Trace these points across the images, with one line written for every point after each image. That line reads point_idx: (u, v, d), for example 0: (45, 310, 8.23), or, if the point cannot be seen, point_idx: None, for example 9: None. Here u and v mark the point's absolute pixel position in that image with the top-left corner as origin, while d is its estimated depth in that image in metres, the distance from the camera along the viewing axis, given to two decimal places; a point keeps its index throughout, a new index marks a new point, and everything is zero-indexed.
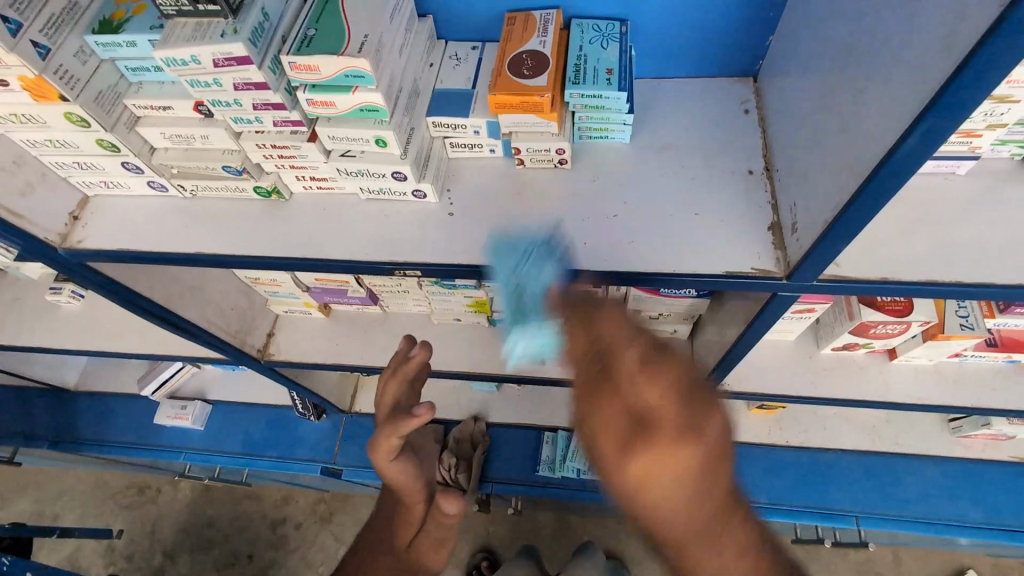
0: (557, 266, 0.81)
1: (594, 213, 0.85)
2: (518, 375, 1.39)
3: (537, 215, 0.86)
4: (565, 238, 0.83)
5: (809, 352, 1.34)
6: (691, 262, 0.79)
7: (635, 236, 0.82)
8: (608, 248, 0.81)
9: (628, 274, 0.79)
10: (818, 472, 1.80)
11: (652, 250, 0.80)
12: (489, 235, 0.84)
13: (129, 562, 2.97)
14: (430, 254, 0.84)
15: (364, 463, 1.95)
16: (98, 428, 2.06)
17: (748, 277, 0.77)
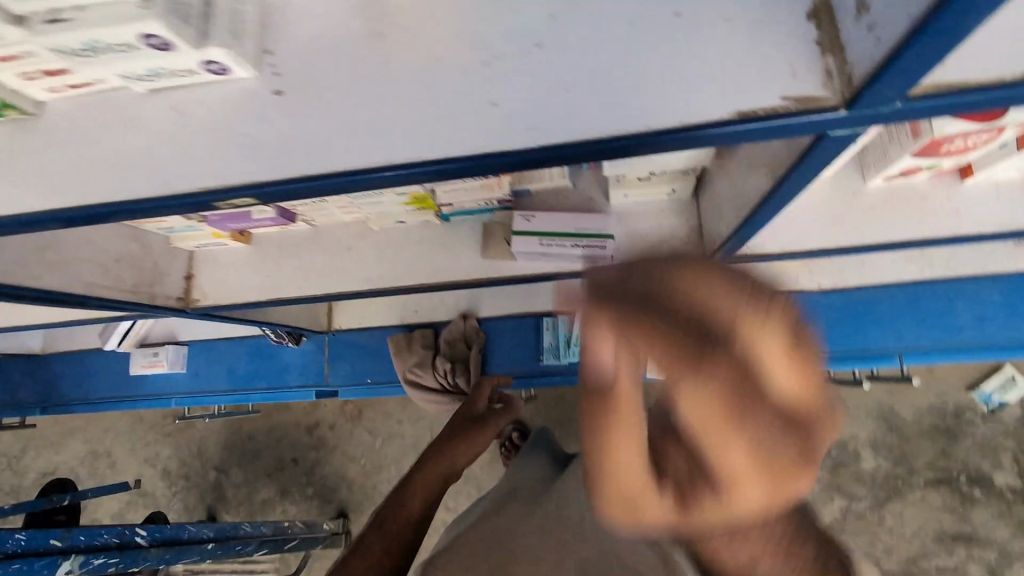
0: (451, 154, 0.48)
1: (504, 46, 0.49)
2: (486, 279, 1.13)
3: (412, 66, 0.50)
4: (459, 100, 0.48)
5: (853, 186, 1.04)
6: (675, 107, 0.45)
7: (581, 75, 0.47)
8: (534, 107, 0.47)
9: (571, 146, 0.46)
10: (857, 310, 1.58)
11: (608, 95, 0.46)
12: (339, 116, 0.50)
13: (188, 481, 3.17)
14: (252, 168, 0.51)
15: (358, 378, 1.82)
16: (81, 387, 1.96)
17: (783, 115, 0.44)
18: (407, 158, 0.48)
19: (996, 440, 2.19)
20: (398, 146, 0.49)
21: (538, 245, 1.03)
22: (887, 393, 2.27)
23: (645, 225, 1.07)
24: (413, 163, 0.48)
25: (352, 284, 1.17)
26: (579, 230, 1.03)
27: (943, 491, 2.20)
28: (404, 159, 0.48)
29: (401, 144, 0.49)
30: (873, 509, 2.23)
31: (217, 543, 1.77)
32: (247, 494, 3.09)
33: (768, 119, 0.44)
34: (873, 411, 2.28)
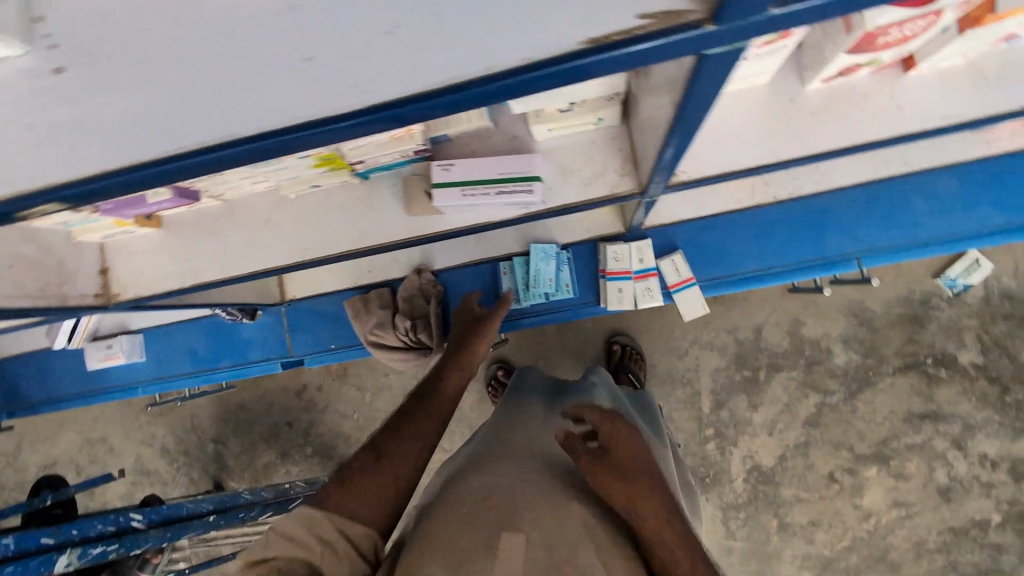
0: (272, 126, 0.41)
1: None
2: (415, 238, 1.06)
3: (203, 18, 0.39)
4: (263, 59, 0.39)
5: (791, 94, 0.96)
6: (517, 41, 0.37)
7: (404, 12, 0.37)
8: (352, 58, 0.38)
9: (405, 103, 0.39)
10: (813, 218, 1.55)
11: (438, 33, 0.37)
12: (122, 95, 0.40)
13: (187, 456, 3.22)
14: (52, 167, 0.44)
15: (321, 346, 1.78)
16: (44, 387, 1.92)
17: (641, 43, 0.36)
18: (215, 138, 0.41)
19: (962, 321, 2.24)
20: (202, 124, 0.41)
21: (461, 196, 0.96)
22: (855, 291, 2.29)
23: (575, 160, 1.01)
24: (230, 142, 0.41)
25: (276, 258, 1.10)
26: (502, 174, 0.95)
27: (912, 376, 2.27)
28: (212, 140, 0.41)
29: (205, 123, 0.41)
30: (846, 401, 2.31)
31: (216, 515, 1.81)
32: (249, 460, 3.15)
33: (623, 47, 0.36)
34: (842, 309, 2.31)
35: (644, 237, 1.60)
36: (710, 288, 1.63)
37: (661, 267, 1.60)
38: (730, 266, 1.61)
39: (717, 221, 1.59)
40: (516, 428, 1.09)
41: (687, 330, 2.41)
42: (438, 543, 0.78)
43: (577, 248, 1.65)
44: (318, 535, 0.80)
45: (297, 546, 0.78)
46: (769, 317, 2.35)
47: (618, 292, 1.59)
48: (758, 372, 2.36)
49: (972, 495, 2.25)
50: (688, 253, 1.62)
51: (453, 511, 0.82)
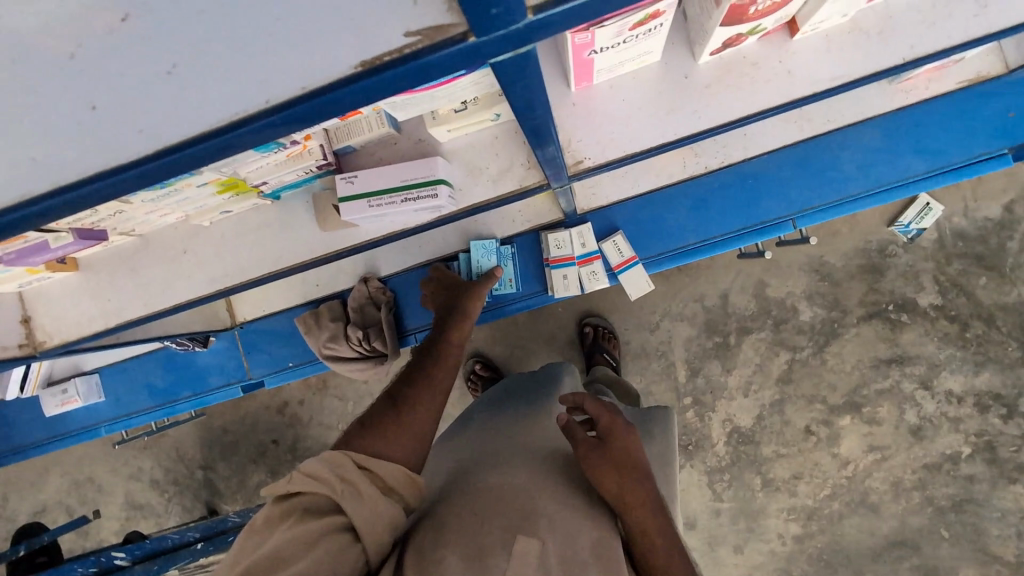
0: (62, 183, 0.41)
1: (85, 27, 0.39)
2: (333, 252, 1.07)
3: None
4: (47, 108, 0.40)
5: (684, 70, 0.96)
6: (293, 68, 0.38)
7: (180, 51, 0.39)
8: (138, 102, 0.40)
9: (196, 142, 0.40)
10: (746, 184, 1.57)
11: (212, 71, 0.39)
12: None
13: (178, 485, 3.20)
14: None
15: (279, 365, 1.77)
16: (6, 438, 1.89)
17: (411, 61, 0.37)
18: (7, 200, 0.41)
19: (918, 265, 2.28)
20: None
21: (367, 207, 0.96)
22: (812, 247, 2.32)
23: (484, 158, 1.01)
24: (23, 202, 0.41)
25: (200, 287, 1.09)
26: (405, 181, 0.95)
27: (875, 324, 2.32)
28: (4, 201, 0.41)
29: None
30: (815, 354, 2.35)
31: (203, 542, 1.83)
32: (241, 482, 3.15)
33: (412, 58, 0.37)
34: (802, 266, 2.34)
35: (585, 221, 1.61)
36: (653, 265, 1.66)
37: (603, 250, 1.61)
38: (672, 240, 1.63)
39: (655, 197, 1.59)
40: (519, 426, 1.11)
41: (655, 302, 2.43)
42: (455, 537, 0.81)
43: (519, 239, 1.65)
44: (340, 474, 0.83)
45: (318, 481, 0.82)
46: (733, 282, 2.38)
47: (564, 279, 1.60)
48: (728, 337, 2.39)
49: (942, 431, 2.31)
50: (630, 232, 1.63)
51: (469, 509, 0.85)
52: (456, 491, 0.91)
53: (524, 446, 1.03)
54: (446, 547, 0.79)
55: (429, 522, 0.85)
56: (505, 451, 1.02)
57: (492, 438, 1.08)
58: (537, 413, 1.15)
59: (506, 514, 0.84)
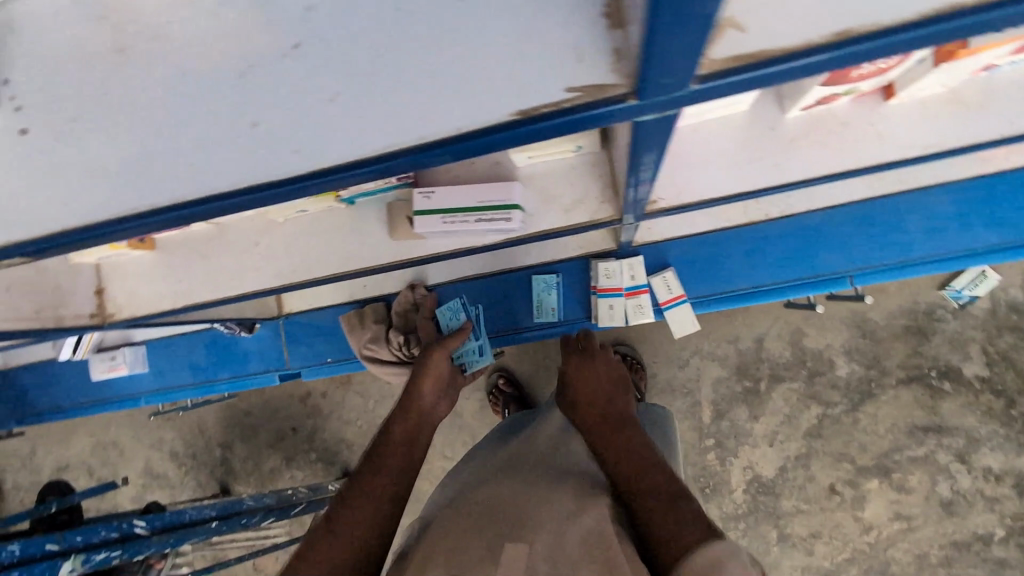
0: (220, 190, 0.45)
1: (262, 51, 0.44)
2: (398, 262, 1.08)
3: (167, 79, 0.45)
4: (214, 120, 0.44)
5: (772, 122, 0.96)
6: (450, 111, 0.42)
7: (342, 83, 0.43)
8: (297, 123, 0.43)
9: (347, 167, 0.43)
10: (806, 235, 1.55)
11: (371, 105, 0.43)
12: (94, 153, 0.46)
13: (195, 459, 3.26)
14: (14, 225, 0.47)
15: (317, 359, 1.80)
16: (51, 396, 1.96)
17: (568, 113, 0.40)
18: (165, 201, 0.45)
19: (967, 333, 2.21)
20: (155, 183, 0.45)
21: (440, 223, 0.97)
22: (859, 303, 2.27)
23: (559, 186, 1.02)
24: (176, 204, 0.45)
25: (265, 281, 1.12)
26: (480, 202, 0.96)
27: (915, 388, 2.24)
28: (163, 202, 0.45)
29: (157, 181, 0.45)
30: (848, 412, 2.28)
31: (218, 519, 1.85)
32: (256, 465, 3.20)
33: (565, 114, 0.40)
34: (845, 320, 2.29)
35: (636, 254, 1.61)
36: (702, 305, 1.64)
37: (652, 284, 1.60)
38: (722, 282, 1.61)
39: (710, 237, 1.59)
40: (515, 458, 1.11)
41: (688, 339, 2.40)
42: (440, 556, 0.83)
43: (568, 264, 1.66)
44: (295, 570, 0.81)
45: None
46: (771, 328, 2.33)
47: (609, 309, 1.59)
48: (759, 383, 2.34)
49: (975, 509, 2.21)
50: (681, 270, 1.62)
51: (457, 534, 0.87)
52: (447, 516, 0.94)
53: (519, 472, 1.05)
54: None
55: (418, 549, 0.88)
56: (500, 478, 1.04)
57: (484, 475, 1.08)
58: (532, 445, 1.16)
59: (487, 533, 0.85)
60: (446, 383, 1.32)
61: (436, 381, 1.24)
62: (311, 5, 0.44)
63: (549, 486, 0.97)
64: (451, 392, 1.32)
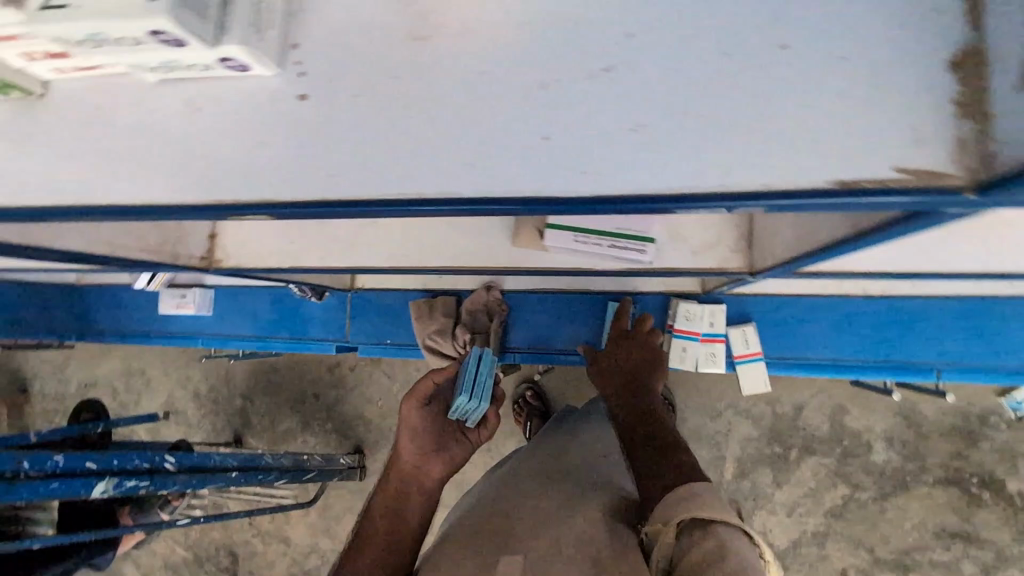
0: (494, 193, 0.52)
1: (568, 75, 0.51)
2: (513, 268, 1.08)
3: (472, 81, 0.52)
4: (513, 128, 0.51)
5: None
6: (750, 167, 0.48)
7: (650, 115, 0.50)
8: (591, 146, 0.50)
9: (634, 196, 0.50)
10: (898, 318, 1.50)
11: (670, 145, 0.49)
12: (390, 136, 0.53)
13: (217, 403, 3.28)
14: (289, 187, 0.54)
15: (377, 338, 1.82)
16: (114, 318, 2.02)
17: (890, 194, 0.46)
18: (435, 192, 0.52)
19: (1018, 447, 2.13)
20: (434, 172, 0.52)
21: (571, 240, 0.96)
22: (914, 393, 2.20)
23: (690, 228, 1.00)
24: (449, 196, 0.52)
25: (374, 260, 1.13)
26: (616, 227, 0.96)
27: (952, 491, 2.15)
28: (432, 192, 0.52)
29: (437, 172, 0.52)
30: (876, 500, 2.21)
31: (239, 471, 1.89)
32: (269, 424, 3.17)
33: (865, 193, 0.47)
34: (892, 406, 2.22)
35: (720, 302, 1.58)
36: (776, 367, 1.59)
37: (730, 335, 1.57)
38: (801, 348, 1.56)
39: (798, 300, 1.55)
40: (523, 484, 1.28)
41: (726, 392, 2.34)
42: (459, 555, 1.08)
43: (647, 296, 1.64)
44: None
45: None
46: (813, 398, 2.28)
47: (682, 351, 1.57)
48: (789, 450, 2.28)
49: None
50: (761, 327, 1.58)
51: (467, 547, 1.09)
52: (467, 521, 1.19)
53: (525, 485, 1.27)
54: None
55: (438, 554, 1.11)
56: (508, 492, 1.26)
57: (493, 497, 1.26)
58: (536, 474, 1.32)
59: (495, 534, 1.10)
60: (438, 437, 1.32)
61: (420, 424, 1.30)
62: (631, 33, 0.51)
63: (552, 500, 1.19)
64: (447, 446, 1.31)
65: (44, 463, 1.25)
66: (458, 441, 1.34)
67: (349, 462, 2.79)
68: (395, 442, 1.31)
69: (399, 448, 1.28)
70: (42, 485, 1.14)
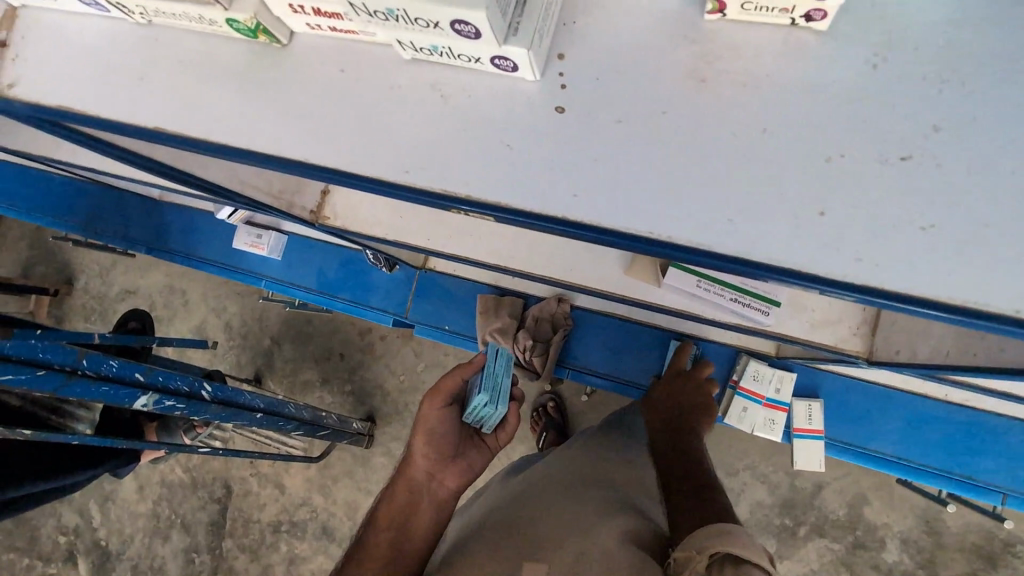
0: (754, 256, 0.50)
1: (858, 155, 0.50)
2: (621, 295, 1.07)
3: (757, 135, 0.51)
4: (792, 196, 0.50)
5: None
6: None
7: (939, 215, 0.48)
8: (868, 236, 0.49)
9: (900, 296, 0.48)
10: (976, 432, 1.44)
11: (954, 252, 0.48)
12: (657, 170, 0.52)
13: (245, 340, 2.99)
14: (534, 197, 0.52)
15: (435, 321, 1.82)
16: (186, 241, 2.05)
17: None
18: (692, 242, 0.51)
19: None
20: (697, 221, 0.51)
21: (694, 286, 0.96)
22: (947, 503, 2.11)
23: (812, 300, 0.97)
24: (704, 249, 0.51)
25: (480, 253, 1.13)
26: (743, 284, 0.95)
27: None
28: (687, 241, 0.51)
29: (701, 221, 0.51)
30: None
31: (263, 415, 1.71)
32: (292, 371, 2.92)
33: None
34: (915, 508, 2.13)
35: (791, 370, 1.54)
36: (831, 448, 1.55)
37: (794, 406, 1.52)
38: (864, 437, 1.51)
39: (873, 388, 1.50)
40: (550, 485, 1.18)
41: (749, 453, 2.24)
42: (477, 567, 0.97)
43: (717, 346, 1.61)
44: None
45: None
46: (837, 480, 2.18)
47: (742, 410, 1.54)
48: (799, 527, 2.19)
49: None
50: (828, 405, 1.54)
51: (487, 548, 1.00)
52: (478, 532, 1.08)
53: (536, 491, 1.17)
54: None
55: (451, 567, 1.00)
56: (519, 499, 1.16)
57: (517, 498, 1.16)
58: (565, 474, 1.21)
59: (512, 542, 1.00)
60: (456, 444, 1.21)
61: (439, 423, 1.20)
62: (937, 128, 0.49)
63: (580, 506, 1.07)
64: (465, 453, 1.21)
65: (102, 366, 1.13)
66: (476, 449, 1.25)
67: (362, 428, 2.61)
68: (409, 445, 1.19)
69: (413, 450, 1.17)
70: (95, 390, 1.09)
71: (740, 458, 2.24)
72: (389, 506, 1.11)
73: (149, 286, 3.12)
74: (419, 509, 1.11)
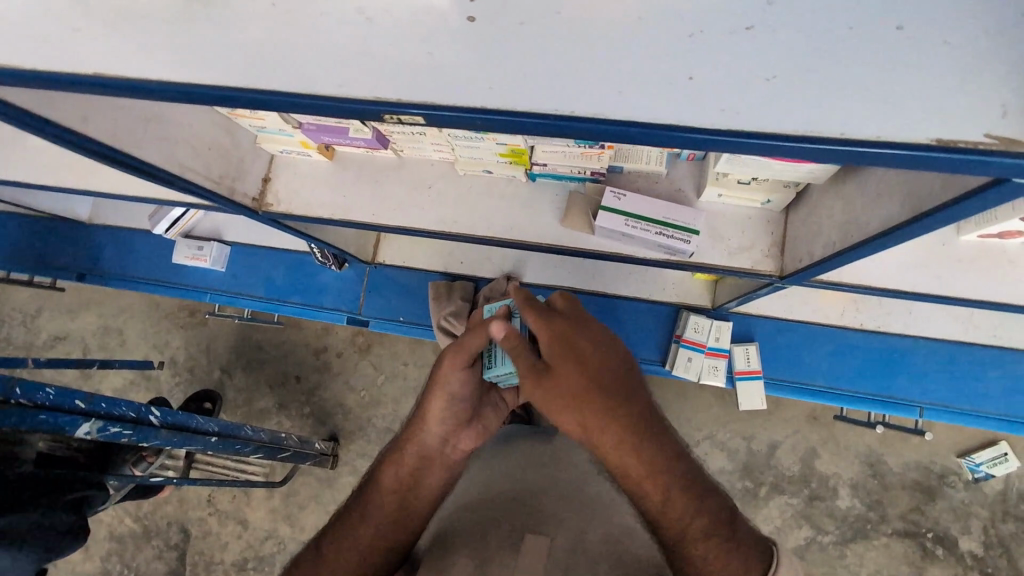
0: (638, 119, 0.57)
1: (711, 26, 0.57)
2: (561, 246, 1.15)
3: (625, 20, 0.58)
4: (662, 68, 0.57)
5: (944, 239, 1.07)
6: (869, 121, 0.54)
7: (780, 67, 0.56)
8: (729, 94, 0.56)
9: (761, 138, 0.56)
10: (890, 355, 1.60)
11: (802, 97, 0.56)
12: (544, 58, 0.58)
13: (191, 374, 2.87)
14: (445, 93, 0.59)
15: (390, 314, 1.85)
16: (120, 262, 1.98)
17: (992, 154, 0.52)
18: (585, 112, 0.57)
19: (972, 506, 2.25)
20: (584, 98, 0.57)
21: (623, 225, 1.06)
22: (881, 443, 2.30)
23: (726, 229, 1.09)
24: (597, 119, 0.57)
25: (427, 223, 1.18)
26: (668, 218, 1.05)
27: (909, 543, 2.25)
28: (582, 113, 0.57)
29: (588, 98, 0.57)
30: (837, 544, 2.27)
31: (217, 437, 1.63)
32: (247, 399, 2.82)
33: (981, 153, 0.52)
34: (857, 454, 2.30)
35: (727, 320, 1.66)
36: (771, 388, 1.68)
37: (733, 351, 1.65)
38: (799, 374, 1.65)
39: (799, 327, 1.65)
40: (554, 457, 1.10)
41: (706, 423, 2.36)
42: (482, 540, 0.89)
43: (660, 307, 1.71)
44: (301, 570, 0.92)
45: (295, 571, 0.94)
46: (788, 438, 2.33)
47: (687, 360, 1.64)
48: (759, 487, 2.32)
49: None
50: (763, 349, 1.67)
51: (490, 523, 0.92)
52: (475, 505, 0.98)
53: (522, 472, 1.05)
54: (458, 553, 0.88)
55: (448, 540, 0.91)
56: (515, 472, 1.05)
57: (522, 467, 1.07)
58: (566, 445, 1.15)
59: (507, 527, 0.91)
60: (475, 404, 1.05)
61: (463, 387, 1.01)
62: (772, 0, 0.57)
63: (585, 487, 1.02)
64: (481, 414, 1.07)
65: (37, 394, 1.06)
66: (493, 406, 1.11)
67: (325, 448, 2.55)
68: (423, 403, 1.02)
69: (427, 412, 1.01)
70: (30, 416, 1.04)
71: (698, 429, 2.35)
72: (395, 460, 1.00)
73: (82, 329, 2.96)
74: (428, 470, 0.98)
